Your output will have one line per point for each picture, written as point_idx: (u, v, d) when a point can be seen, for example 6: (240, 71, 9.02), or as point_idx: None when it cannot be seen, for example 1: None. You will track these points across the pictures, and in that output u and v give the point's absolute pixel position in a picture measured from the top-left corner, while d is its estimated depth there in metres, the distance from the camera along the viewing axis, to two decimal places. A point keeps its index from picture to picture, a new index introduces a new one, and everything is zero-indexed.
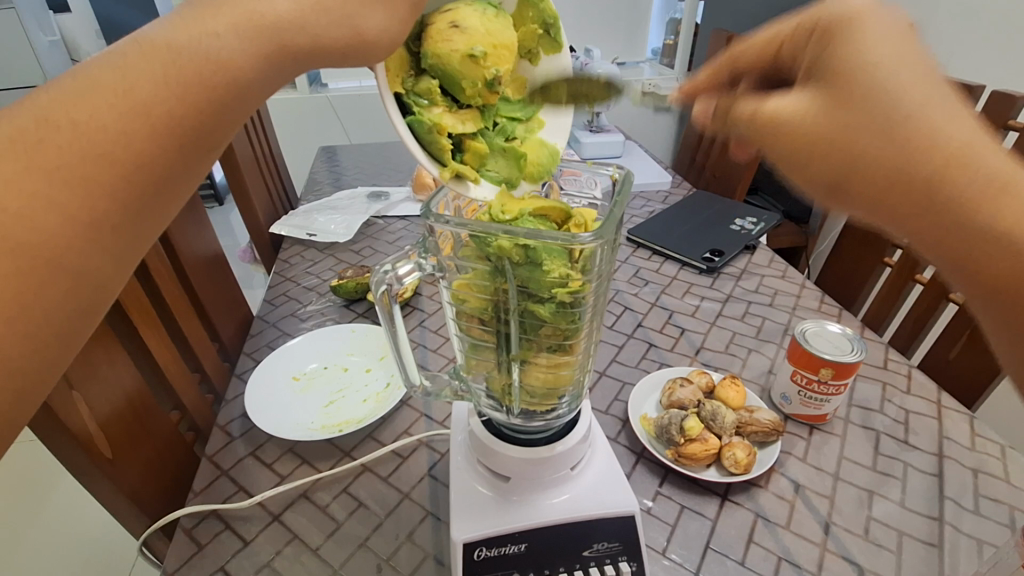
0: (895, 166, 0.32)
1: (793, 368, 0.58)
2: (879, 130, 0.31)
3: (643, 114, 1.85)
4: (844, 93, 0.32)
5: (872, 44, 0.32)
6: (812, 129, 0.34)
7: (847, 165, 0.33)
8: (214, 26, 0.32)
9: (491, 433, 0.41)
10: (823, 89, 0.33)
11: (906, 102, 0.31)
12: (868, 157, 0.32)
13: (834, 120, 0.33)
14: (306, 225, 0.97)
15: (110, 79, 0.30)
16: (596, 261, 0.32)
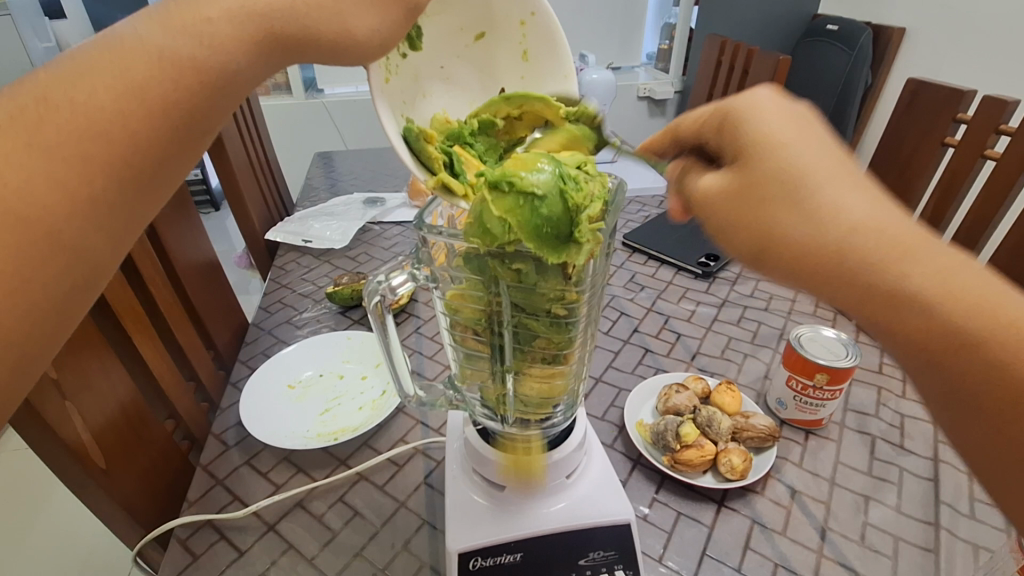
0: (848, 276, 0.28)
1: (788, 374, 0.58)
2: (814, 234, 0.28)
3: (638, 118, 1.86)
4: (758, 180, 0.30)
5: (784, 144, 0.30)
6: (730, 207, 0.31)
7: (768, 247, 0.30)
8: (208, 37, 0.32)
9: (487, 442, 0.40)
10: (743, 177, 0.31)
11: (850, 215, 0.28)
12: (821, 263, 0.28)
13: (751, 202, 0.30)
14: (302, 231, 0.97)
15: (103, 88, 0.29)
16: (590, 270, 0.32)
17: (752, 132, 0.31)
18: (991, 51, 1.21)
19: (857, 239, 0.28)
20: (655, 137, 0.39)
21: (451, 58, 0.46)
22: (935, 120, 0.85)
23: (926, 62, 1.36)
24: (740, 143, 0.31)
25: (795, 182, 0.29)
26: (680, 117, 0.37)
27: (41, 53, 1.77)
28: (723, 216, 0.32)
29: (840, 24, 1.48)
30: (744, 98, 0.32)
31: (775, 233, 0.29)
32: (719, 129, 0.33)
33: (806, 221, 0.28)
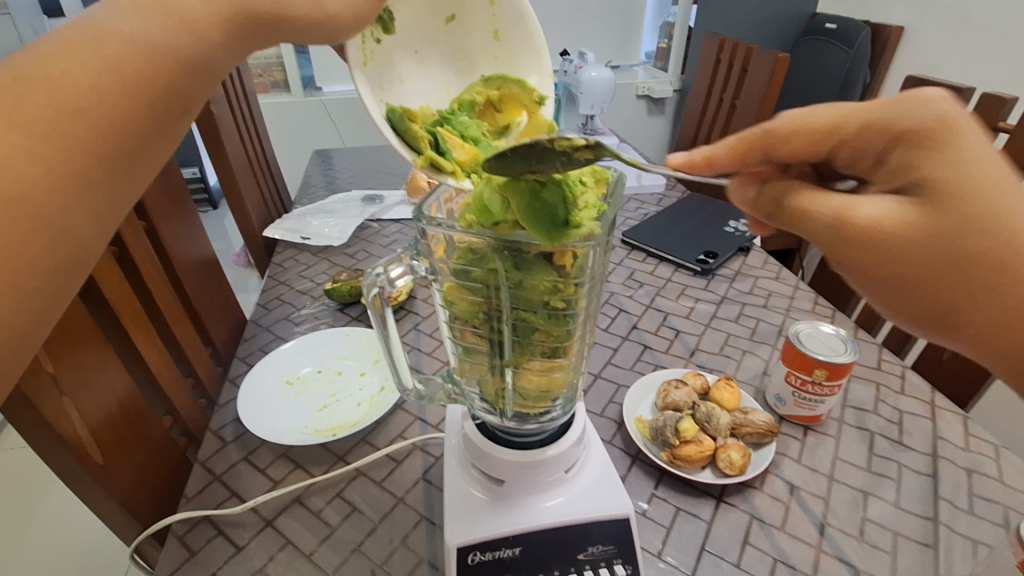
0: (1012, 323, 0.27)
1: (787, 370, 0.58)
2: (995, 290, 0.27)
3: (637, 117, 1.86)
4: (959, 220, 0.27)
5: (981, 175, 0.27)
6: (916, 249, 0.27)
7: (949, 295, 0.28)
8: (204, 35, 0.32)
9: (485, 437, 0.40)
10: (931, 207, 0.27)
11: None
12: (998, 310, 0.27)
13: (941, 249, 0.27)
14: (300, 228, 0.96)
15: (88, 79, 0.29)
16: (589, 261, 0.32)
17: (943, 161, 0.27)
18: (989, 50, 1.21)
19: None
20: (719, 151, 0.33)
21: (423, 42, 0.47)
22: None
23: (923, 61, 1.37)
24: (921, 170, 0.27)
25: (1000, 219, 0.26)
26: (765, 128, 0.31)
27: None
28: (900, 253, 0.28)
29: (839, 23, 1.48)
30: (920, 104, 0.28)
31: (946, 277, 0.28)
32: (873, 143, 0.29)
33: (1005, 272, 0.27)
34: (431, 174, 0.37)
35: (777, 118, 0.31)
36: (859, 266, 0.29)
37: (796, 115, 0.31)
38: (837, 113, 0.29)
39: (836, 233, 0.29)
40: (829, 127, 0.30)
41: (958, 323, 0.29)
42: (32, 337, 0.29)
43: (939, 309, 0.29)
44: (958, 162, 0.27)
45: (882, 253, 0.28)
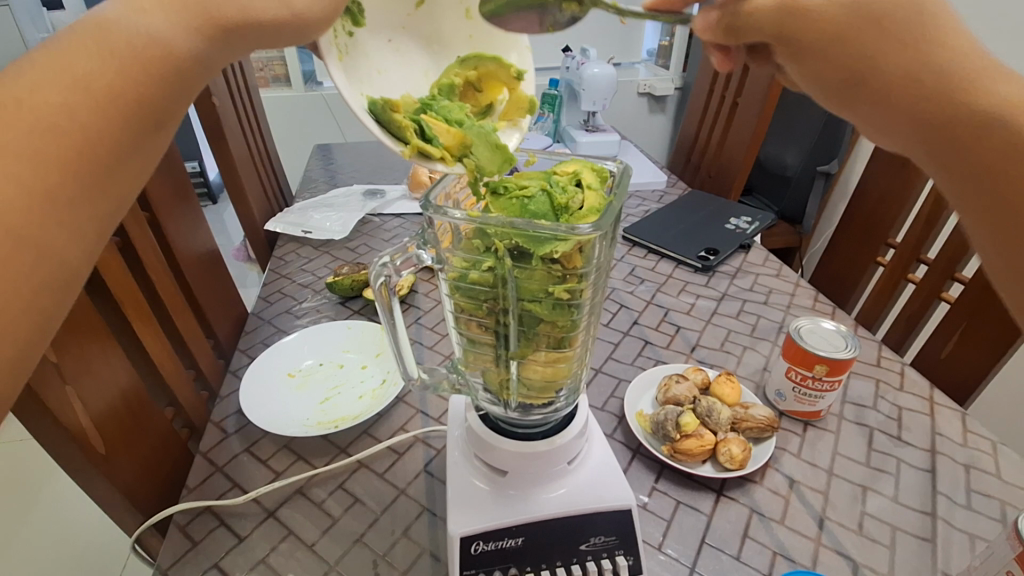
0: (898, 86, 0.36)
1: (788, 365, 0.58)
2: (889, 65, 0.36)
3: (638, 114, 1.86)
4: (825, 4, 0.36)
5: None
6: (799, 9, 0.37)
7: (847, 60, 0.37)
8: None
9: (489, 428, 0.40)
10: (825, 27, 0.37)
11: (926, 56, 0.35)
12: (900, 88, 0.36)
13: (826, 1, 0.36)
14: (301, 222, 0.96)
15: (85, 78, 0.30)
16: (596, 252, 0.32)
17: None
18: None
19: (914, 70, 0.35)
20: (698, 23, 0.42)
21: (397, 31, 0.48)
22: None
23: None
24: (814, 9, 0.37)
25: (885, 25, 0.36)
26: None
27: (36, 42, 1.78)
28: (814, 29, 0.37)
29: None
30: None
31: (857, 61, 0.36)
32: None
33: (898, 59, 0.36)
34: (419, 162, 0.39)
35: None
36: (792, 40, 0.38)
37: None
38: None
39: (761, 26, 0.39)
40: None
41: (869, 88, 0.37)
42: None
43: (843, 69, 0.37)
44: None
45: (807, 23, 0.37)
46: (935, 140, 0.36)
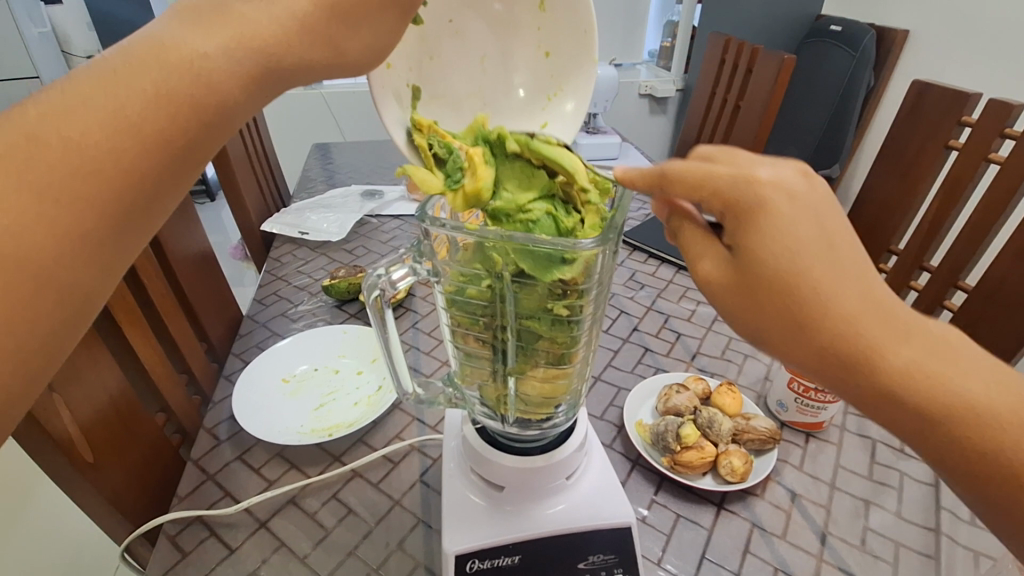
0: (801, 344, 0.29)
1: (790, 376, 0.57)
2: (799, 333, 0.29)
3: (638, 115, 1.85)
4: (757, 279, 0.29)
5: (786, 232, 0.29)
6: (739, 297, 0.31)
7: (792, 357, 0.30)
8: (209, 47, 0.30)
9: (485, 441, 0.40)
10: (742, 269, 0.30)
11: (849, 306, 0.28)
12: (812, 351, 0.29)
13: (772, 295, 0.29)
14: (298, 223, 0.95)
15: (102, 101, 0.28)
16: (598, 267, 0.30)
17: (756, 234, 0.29)
18: (995, 55, 1.20)
19: (827, 318, 0.28)
20: (636, 176, 0.34)
21: (461, 11, 0.46)
22: (940, 122, 0.84)
23: (928, 65, 1.36)
24: (740, 237, 0.30)
25: (801, 285, 0.29)
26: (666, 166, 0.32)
27: (35, 39, 1.82)
28: (726, 296, 0.31)
29: (844, 25, 1.47)
30: (746, 184, 0.30)
31: (769, 320, 0.30)
32: (717, 213, 0.31)
33: (799, 315, 0.29)
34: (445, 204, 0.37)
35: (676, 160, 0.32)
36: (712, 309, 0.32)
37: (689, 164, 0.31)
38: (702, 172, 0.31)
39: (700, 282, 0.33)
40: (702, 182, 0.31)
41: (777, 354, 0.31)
42: None
43: (803, 365, 0.30)
44: (771, 236, 0.29)
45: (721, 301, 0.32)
46: (880, 413, 0.29)
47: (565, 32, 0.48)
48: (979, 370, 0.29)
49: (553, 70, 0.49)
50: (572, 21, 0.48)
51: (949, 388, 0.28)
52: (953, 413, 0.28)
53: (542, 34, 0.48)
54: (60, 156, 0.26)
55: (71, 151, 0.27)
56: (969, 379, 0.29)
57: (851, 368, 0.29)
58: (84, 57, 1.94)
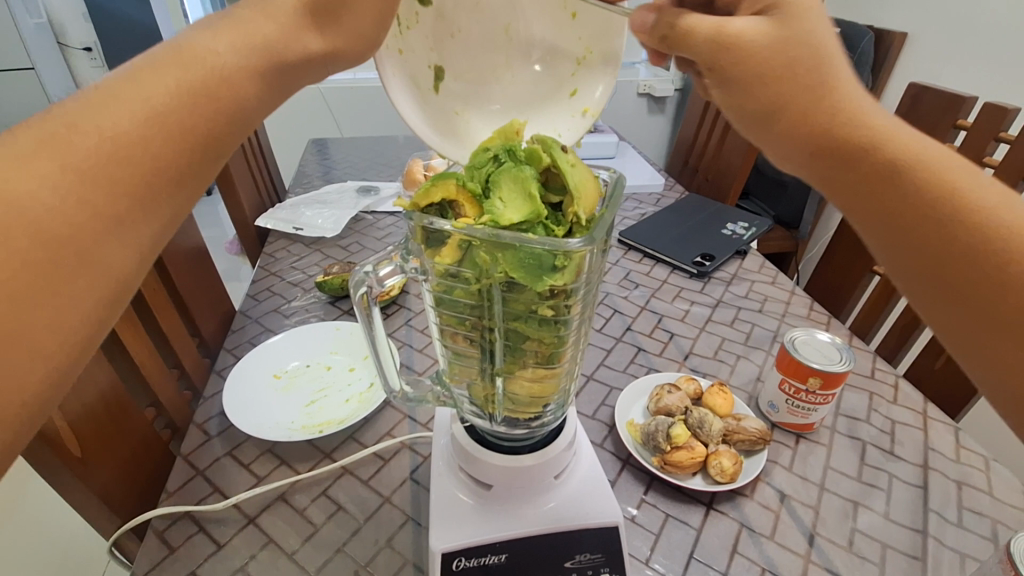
0: (810, 98, 0.34)
1: (781, 377, 0.57)
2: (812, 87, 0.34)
3: (637, 115, 1.85)
4: (802, 41, 0.33)
5: (817, 12, 0.35)
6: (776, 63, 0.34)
7: (818, 125, 0.34)
8: (213, 52, 0.35)
9: (473, 440, 0.39)
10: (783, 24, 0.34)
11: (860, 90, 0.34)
12: (819, 108, 0.34)
13: (808, 62, 0.33)
14: (292, 219, 0.95)
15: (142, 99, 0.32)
16: (587, 266, 0.30)
17: (800, 8, 0.34)
18: (992, 58, 1.20)
19: (834, 85, 0.34)
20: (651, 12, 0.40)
21: None
22: (935, 124, 0.84)
23: (926, 67, 1.36)
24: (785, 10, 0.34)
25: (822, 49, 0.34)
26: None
27: (31, 29, 1.84)
28: (751, 67, 0.34)
29: (843, 26, 1.47)
30: None
31: (781, 75, 0.34)
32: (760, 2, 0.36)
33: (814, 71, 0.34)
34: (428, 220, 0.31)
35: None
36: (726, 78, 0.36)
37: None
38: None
39: (717, 55, 0.35)
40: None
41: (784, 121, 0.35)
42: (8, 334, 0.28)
43: (820, 135, 0.34)
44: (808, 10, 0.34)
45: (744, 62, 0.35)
46: (869, 189, 0.34)
47: None
48: (979, 182, 0.33)
49: (579, 31, 0.50)
50: None
51: (944, 180, 0.32)
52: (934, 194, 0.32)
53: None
54: (95, 143, 0.30)
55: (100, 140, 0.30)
56: (962, 175, 0.33)
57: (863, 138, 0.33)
58: (80, 47, 1.94)
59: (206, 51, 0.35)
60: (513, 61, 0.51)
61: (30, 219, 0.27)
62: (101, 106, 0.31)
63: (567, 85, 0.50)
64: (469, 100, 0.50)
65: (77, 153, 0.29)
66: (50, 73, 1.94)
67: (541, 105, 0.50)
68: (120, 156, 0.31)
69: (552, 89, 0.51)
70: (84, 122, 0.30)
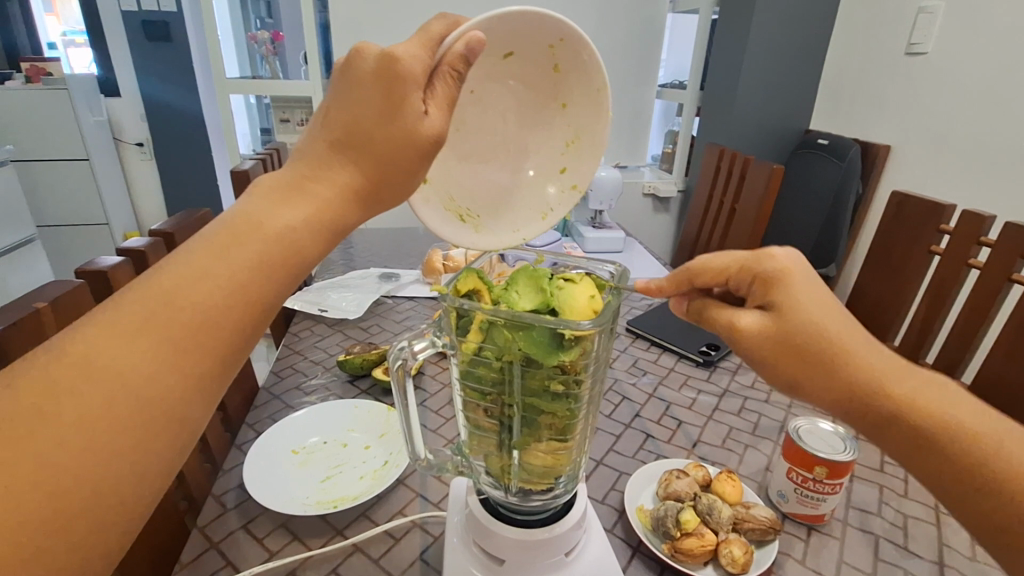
0: (819, 371, 0.41)
1: (789, 466, 0.58)
2: (822, 367, 0.41)
3: (644, 214, 2.04)
4: (798, 328, 0.41)
5: (813, 297, 0.42)
6: (779, 348, 0.42)
7: (835, 392, 0.41)
8: (286, 218, 0.37)
9: (488, 512, 0.41)
10: (779, 318, 0.42)
11: (863, 351, 0.41)
12: (828, 377, 0.41)
13: (814, 345, 0.41)
14: (319, 301, 1.01)
15: (226, 276, 0.35)
16: (596, 346, 0.34)
17: (786, 290, 0.43)
18: (968, 172, 1.30)
19: (833, 352, 0.41)
20: (663, 283, 0.49)
21: (478, 80, 0.53)
22: (921, 229, 0.91)
23: (909, 178, 1.46)
24: (771, 295, 0.43)
25: (816, 327, 0.41)
26: (688, 267, 0.48)
27: (91, 124, 2.17)
28: (769, 350, 0.42)
29: (831, 140, 1.60)
30: (769, 258, 0.44)
31: (785, 356, 0.42)
32: (748, 279, 0.45)
33: (826, 352, 0.41)
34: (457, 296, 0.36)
35: (694, 261, 0.48)
36: (741, 353, 0.44)
37: (706, 260, 0.48)
38: (722, 263, 0.46)
39: (733, 338, 0.44)
40: (724, 270, 0.46)
41: (802, 392, 0.43)
42: (105, 437, 0.30)
43: (845, 406, 0.42)
44: (795, 292, 0.42)
45: (756, 348, 0.43)
46: (883, 435, 0.41)
47: (578, 92, 0.54)
48: (971, 413, 0.39)
49: (571, 120, 0.56)
50: (584, 84, 0.53)
51: (942, 419, 0.39)
52: (953, 436, 0.39)
53: (559, 90, 0.55)
54: (183, 322, 0.33)
55: (197, 298, 0.34)
56: (959, 409, 0.39)
57: (884, 401, 0.40)
58: (134, 142, 2.34)
59: (270, 212, 0.37)
60: (512, 142, 0.58)
61: (143, 331, 0.32)
62: (185, 280, 0.34)
63: (557, 165, 0.57)
64: (475, 196, 0.56)
65: (178, 315, 0.33)
66: (103, 162, 2.24)
67: (530, 192, 0.58)
68: (206, 325, 0.34)
69: (545, 170, 0.58)
70: (176, 300, 0.33)
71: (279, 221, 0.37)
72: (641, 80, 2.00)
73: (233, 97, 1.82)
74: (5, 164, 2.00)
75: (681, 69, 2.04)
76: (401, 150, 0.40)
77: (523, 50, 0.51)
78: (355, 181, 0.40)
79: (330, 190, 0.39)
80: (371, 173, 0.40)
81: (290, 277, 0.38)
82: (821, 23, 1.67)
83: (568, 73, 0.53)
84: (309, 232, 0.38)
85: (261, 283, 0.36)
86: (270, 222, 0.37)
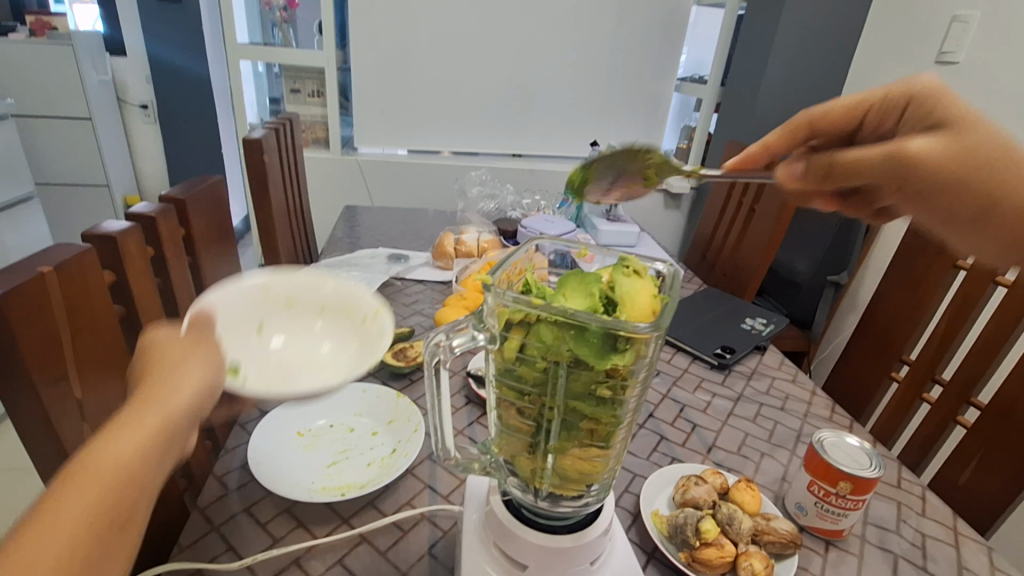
0: (959, 124, 0.47)
1: (810, 479, 0.57)
2: (946, 123, 0.48)
3: (655, 209, 2.02)
4: (952, 122, 0.48)
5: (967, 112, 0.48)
6: (943, 161, 0.46)
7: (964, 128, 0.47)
8: (117, 445, 0.35)
9: (512, 515, 0.39)
10: (939, 133, 0.47)
11: (1005, 148, 0.46)
12: (975, 170, 0.46)
13: (964, 150, 0.46)
14: (327, 278, 0.98)
15: (64, 517, 0.32)
16: (650, 350, 0.32)
17: (931, 99, 0.50)
18: None
19: (966, 125, 0.47)
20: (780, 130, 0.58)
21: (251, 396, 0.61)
22: (948, 243, 0.89)
23: None
24: (911, 103, 0.51)
25: (946, 104, 0.49)
26: (811, 115, 0.57)
27: (96, 83, 2.12)
28: (927, 173, 0.46)
29: None
30: (920, 86, 0.50)
31: (948, 156, 0.46)
32: (893, 102, 0.52)
33: (974, 141, 0.46)
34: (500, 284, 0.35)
35: (817, 109, 0.57)
36: (882, 176, 0.48)
37: (830, 109, 0.57)
38: (862, 98, 0.55)
39: (895, 160, 0.46)
40: (856, 106, 0.55)
41: (943, 189, 0.47)
42: None
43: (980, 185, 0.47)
44: (924, 89, 0.50)
45: (916, 162, 0.46)
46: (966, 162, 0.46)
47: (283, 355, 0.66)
48: None
49: (305, 358, 0.69)
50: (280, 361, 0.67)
51: None
52: None
53: (280, 357, 0.67)
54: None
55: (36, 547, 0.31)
56: None
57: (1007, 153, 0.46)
58: (138, 105, 2.28)
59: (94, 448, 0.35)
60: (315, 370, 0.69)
61: None
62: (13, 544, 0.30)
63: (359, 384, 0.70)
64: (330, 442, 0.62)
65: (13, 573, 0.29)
66: (105, 123, 2.19)
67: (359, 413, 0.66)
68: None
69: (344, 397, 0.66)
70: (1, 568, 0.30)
71: (112, 454, 0.35)
72: (661, 72, 1.95)
73: (243, 64, 1.77)
74: (6, 119, 1.95)
75: (701, 64, 1.99)
76: (171, 358, 0.42)
77: (241, 376, 0.61)
78: (163, 393, 0.39)
79: (151, 404, 0.38)
80: (161, 380, 0.40)
81: (131, 503, 0.35)
82: (848, 25, 1.63)
83: (248, 365, 0.64)
84: (143, 451, 0.36)
85: (99, 517, 0.33)
86: (101, 458, 0.35)
